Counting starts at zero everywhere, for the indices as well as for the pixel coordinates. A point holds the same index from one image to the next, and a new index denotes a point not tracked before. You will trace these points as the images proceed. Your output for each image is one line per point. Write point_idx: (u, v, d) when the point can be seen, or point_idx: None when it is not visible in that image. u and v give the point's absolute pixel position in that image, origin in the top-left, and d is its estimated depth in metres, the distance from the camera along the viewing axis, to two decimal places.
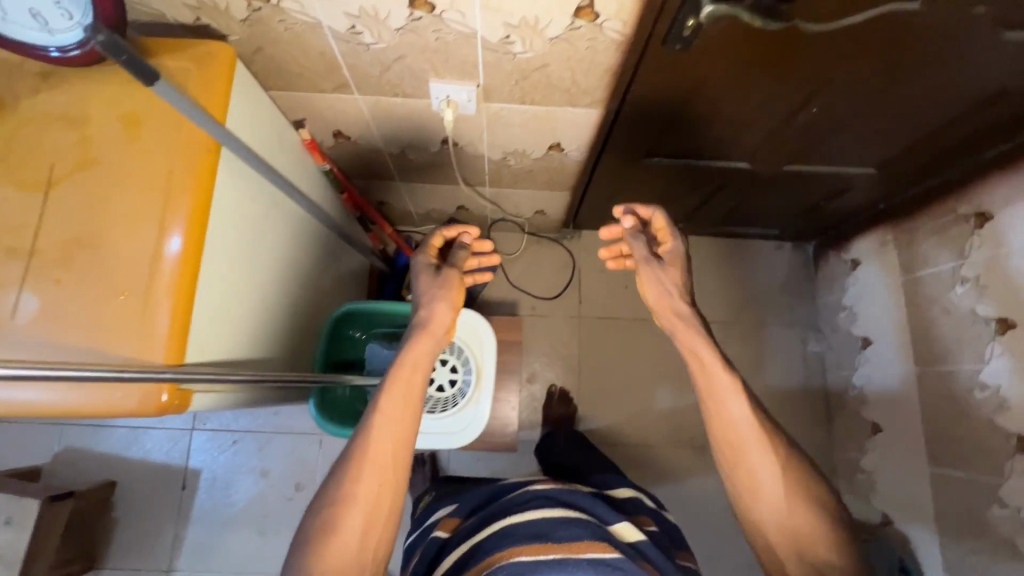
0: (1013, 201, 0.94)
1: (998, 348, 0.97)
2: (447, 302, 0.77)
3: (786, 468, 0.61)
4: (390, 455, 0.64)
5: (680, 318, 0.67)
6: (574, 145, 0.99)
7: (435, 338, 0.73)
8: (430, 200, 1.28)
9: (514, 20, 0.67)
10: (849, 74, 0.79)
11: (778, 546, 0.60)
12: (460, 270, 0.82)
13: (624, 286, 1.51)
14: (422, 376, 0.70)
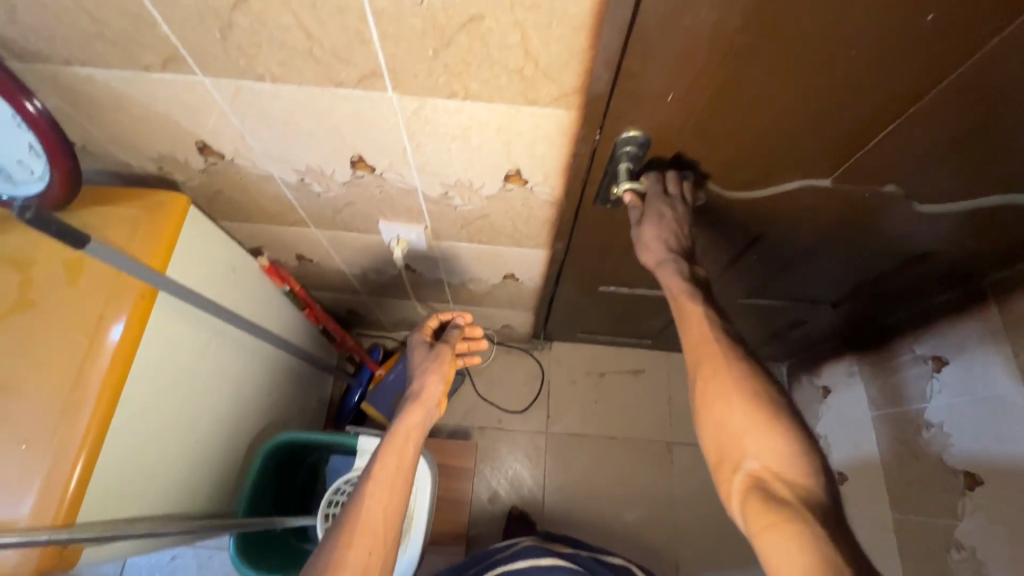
0: (966, 350, 0.93)
1: (969, 505, 0.92)
2: (436, 372, 0.79)
3: (743, 386, 0.51)
4: (381, 523, 0.59)
5: (662, 264, 0.58)
6: (528, 276, 1.02)
7: (426, 407, 0.74)
8: (397, 312, 1.30)
9: (450, 182, 0.71)
10: (781, 231, 0.82)
11: (732, 464, 0.48)
12: (451, 348, 0.85)
13: (594, 400, 1.48)
14: (415, 444, 0.69)
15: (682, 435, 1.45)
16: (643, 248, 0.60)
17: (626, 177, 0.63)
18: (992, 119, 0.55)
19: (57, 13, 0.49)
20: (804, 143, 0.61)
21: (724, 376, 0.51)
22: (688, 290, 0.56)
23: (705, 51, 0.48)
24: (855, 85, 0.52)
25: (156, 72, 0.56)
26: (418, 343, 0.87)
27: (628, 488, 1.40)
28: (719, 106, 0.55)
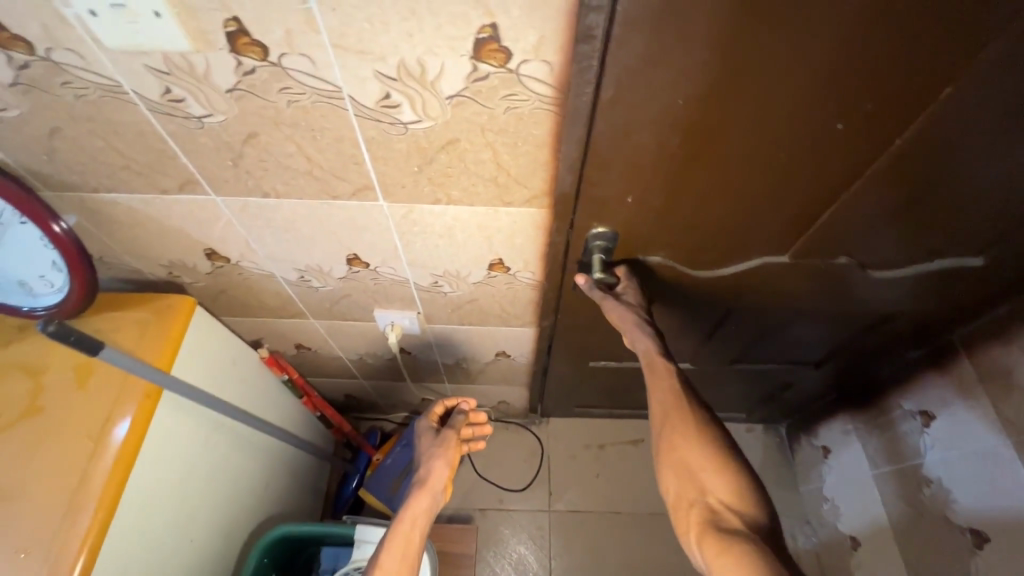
0: (949, 404, 0.95)
1: (981, 565, 0.91)
2: (441, 459, 0.82)
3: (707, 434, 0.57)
4: None
5: (633, 329, 0.66)
6: (519, 353, 1.06)
7: (432, 494, 0.78)
8: (394, 394, 1.32)
9: (439, 272, 0.77)
10: (751, 303, 0.87)
11: (689, 496, 0.55)
12: (457, 433, 0.88)
13: (596, 474, 1.46)
14: (419, 532, 0.74)
15: None
16: (616, 308, 0.68)
17: (599, 267, 0.69)
18: (917, 202, 0.61)
19: (91, 152, 0.57)
20: (756, 230, 0.67)
21: (687, 422, 0.58)
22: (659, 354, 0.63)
23: (651, 166, 0.55)
24: (790, 186, 0.59)
25: (173, 194, 0.63)
26: (423, 429, 0.89)
27: (638, 567, 1.34)
28: (672, 206, 0.61)
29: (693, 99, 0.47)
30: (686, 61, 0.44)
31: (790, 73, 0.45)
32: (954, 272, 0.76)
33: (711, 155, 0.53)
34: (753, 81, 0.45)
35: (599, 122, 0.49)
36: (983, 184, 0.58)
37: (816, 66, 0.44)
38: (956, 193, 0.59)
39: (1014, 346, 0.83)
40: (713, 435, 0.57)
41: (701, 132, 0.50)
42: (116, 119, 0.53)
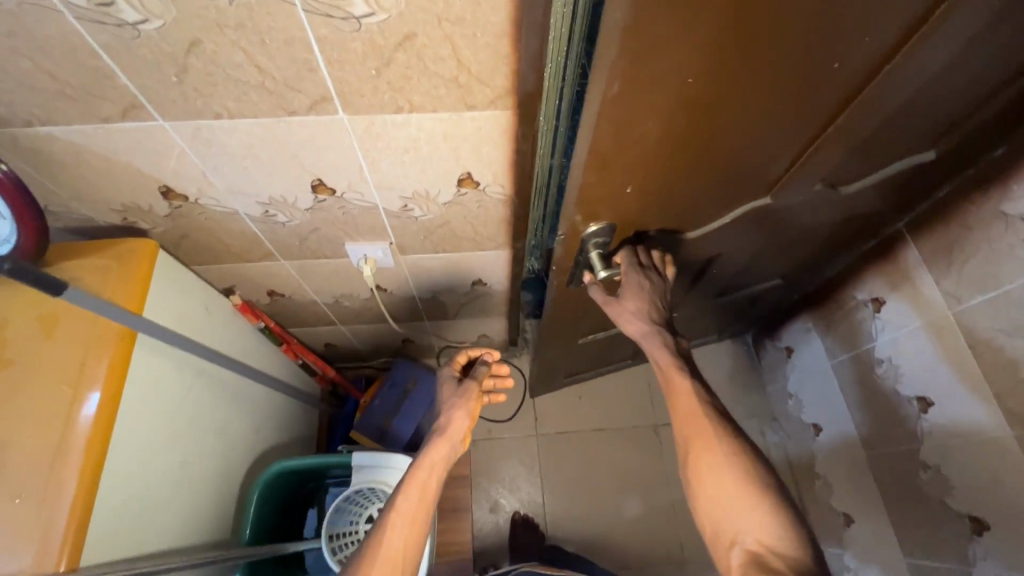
0: (896, 287, 1.02)
1: (927, 426, 0.99)
2: (462, 408, 0.84)
3: (736, 460, 0.59)
4: (398, 551, 0.68)
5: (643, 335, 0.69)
6: (495, 280, 1.07)
7: (449, 443, 0.80)
8: (373, 338, 1.32)
9: (408, 194, 0.76)
10: (735, 245, 0.90)
11: (724, 534, 0.57)
12: (479, 385, 0.88)
13: (578, 396, 1.53)
14: (434, 480, 0.76)
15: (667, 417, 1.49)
16: (627, 318, 0.70)
17: (601, 264, 0.72)
18: (895, 122, 0.64)
19: (17, 76, 0.53)
20: (747, 179, 0.69)
21: (712, 448, 0.60)
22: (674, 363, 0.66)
23: (657, 141, 0.55)
24: (782, 132, 0.60)
25: (117, 122, 0.60)
26: (446, 377, 0.90)
27: (624, 475, 1.44)
28: (678, 172, 0.62)
29: (700, 72, 0.47)
30: (693, 39, 0.43)
31: (790, 31, 0.44)
32: (908, 167, 0.80)
33: (712, 121, 0.54)
34: (759, 47, 0.45)
35: (603, 112, 0.48)
36: (951, 92, 0.61)
37: (820, 21, 0.44)
38: (928, 104, 0.62)
39: (955, 223, 0.89)
40: (744, 465, 0.58)
41: (706, 102, 0.50)
42: (40, 33, 0.49)
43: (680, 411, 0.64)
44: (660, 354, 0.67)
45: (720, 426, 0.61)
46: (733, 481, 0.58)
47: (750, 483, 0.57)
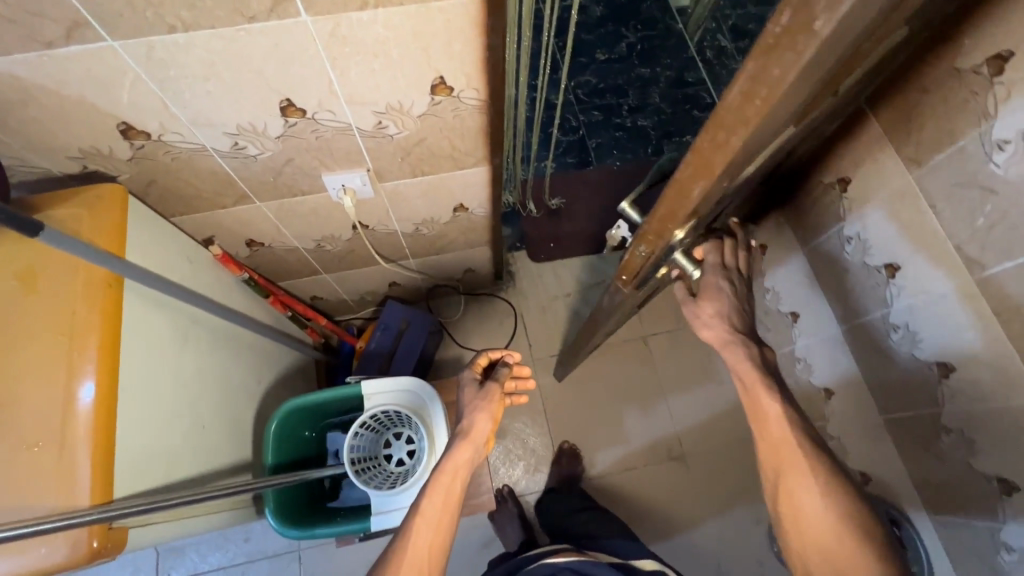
0: (860, 164, 1.06)
1: (895, 290, 1.05)
2: (486, 414, 0.82)
3: (830, 494, 0.66)
4: (424, 555, 0.71)
5: (727, 344, 0.73)
6: (477, 203, 1.07)
7: (472, 446, 0.78)
8: (360, 284, 1.32)
9: (381, 108, 0.75)
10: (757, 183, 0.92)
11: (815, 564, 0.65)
12: (502, 386, 0.90)
13: (568, 319, 1.57)
14: (459, 484, 0.76)
15: (654, 327, 1.55)
16: (704, 325, 0.75)
17: (689, 264, 0.74)
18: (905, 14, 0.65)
19: None
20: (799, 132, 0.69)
21: (802, 479, 0.67)
22: (757, 378, 0.70)
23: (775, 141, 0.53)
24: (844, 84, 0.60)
25: (62, 47, 0.56)
26: (468, 380, 0.92)
27: (620, 387, 1.50)
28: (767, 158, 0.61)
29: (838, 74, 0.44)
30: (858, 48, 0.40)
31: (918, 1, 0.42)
32: (884, 49, 0.81)
33: (817, 104, 0.52)
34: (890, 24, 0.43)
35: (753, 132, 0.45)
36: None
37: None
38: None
39: (915, 89, 0.92)
40: (837, 502, 0.65)
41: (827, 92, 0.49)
42: None
43: (768, 444, 0.69)
44: (738, 364, 0.72)
45: (812, 457, 0.67)
46: (826, 530, 0.65)
47: (843, 534, 0.64)
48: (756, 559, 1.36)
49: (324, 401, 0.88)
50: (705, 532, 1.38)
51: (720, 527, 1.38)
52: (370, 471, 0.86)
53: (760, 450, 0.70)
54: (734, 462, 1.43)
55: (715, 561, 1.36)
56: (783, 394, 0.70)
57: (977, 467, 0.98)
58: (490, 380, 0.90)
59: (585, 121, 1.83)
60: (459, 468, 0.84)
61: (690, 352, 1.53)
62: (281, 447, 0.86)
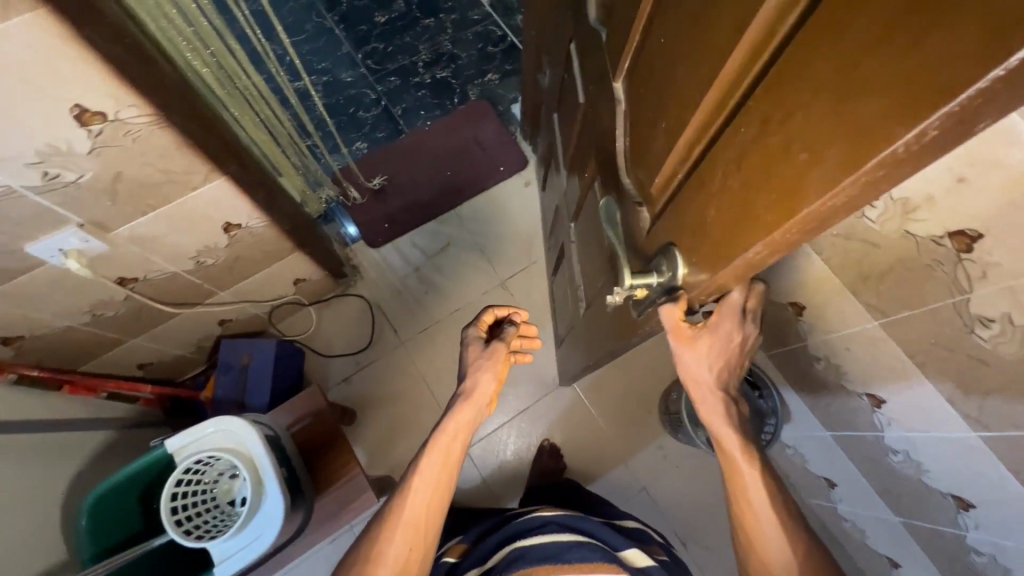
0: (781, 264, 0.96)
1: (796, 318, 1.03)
2: (490, 373, 0.89)
3: (792, 537, 0.72)
4: (421, 515, 0.80)
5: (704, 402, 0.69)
6: (246, 217, 1.01)
7: (475, 407, 0.87)
8: (183, 336, 1.23)
9: (33, 157, 0.67)
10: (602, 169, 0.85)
11: None
12: (506, 345, 0.92)
13: (425, 291, 1.55)
14: (459, 442, 0.85)
15: (510, 271, 1.57)
16: (693, 369, 0.67)
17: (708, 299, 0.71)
18: None
19: None
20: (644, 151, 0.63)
21: (767, 533, 0.72)
22: (739, 441, 0.70)
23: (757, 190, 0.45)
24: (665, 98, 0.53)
25: None
26: (472, 338, 0.94)
27: None
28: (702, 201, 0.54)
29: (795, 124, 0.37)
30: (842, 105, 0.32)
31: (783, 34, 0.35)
32: None
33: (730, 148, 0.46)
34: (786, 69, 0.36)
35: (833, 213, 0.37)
36: None
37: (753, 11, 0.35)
38: None
39: None
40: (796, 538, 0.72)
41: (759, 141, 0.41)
42: None
43: (743, 500, 0.73)
44: (723, 429, 0.70)
45: (781, 510, 0.72)
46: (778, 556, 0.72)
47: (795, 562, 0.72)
48: (660, 447, 1.44)
49: (164, 461, 0.87)
50: (611, 441, 1.45)
51: (621, 431, 1.45)
52: (222, 519, 0.85)
53: (733, 502, 0.74)
54: (619, 368, 1.50)
55: (624, 462, 1.43)
56: (759, 457, 0.73)
57: (776, 300, 1.06)
58: (496, 341, 0.92)
59: (384, 90, 1.77)
60: (460, 428, 0.86)
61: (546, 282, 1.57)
62: (109, 533, 0.82)
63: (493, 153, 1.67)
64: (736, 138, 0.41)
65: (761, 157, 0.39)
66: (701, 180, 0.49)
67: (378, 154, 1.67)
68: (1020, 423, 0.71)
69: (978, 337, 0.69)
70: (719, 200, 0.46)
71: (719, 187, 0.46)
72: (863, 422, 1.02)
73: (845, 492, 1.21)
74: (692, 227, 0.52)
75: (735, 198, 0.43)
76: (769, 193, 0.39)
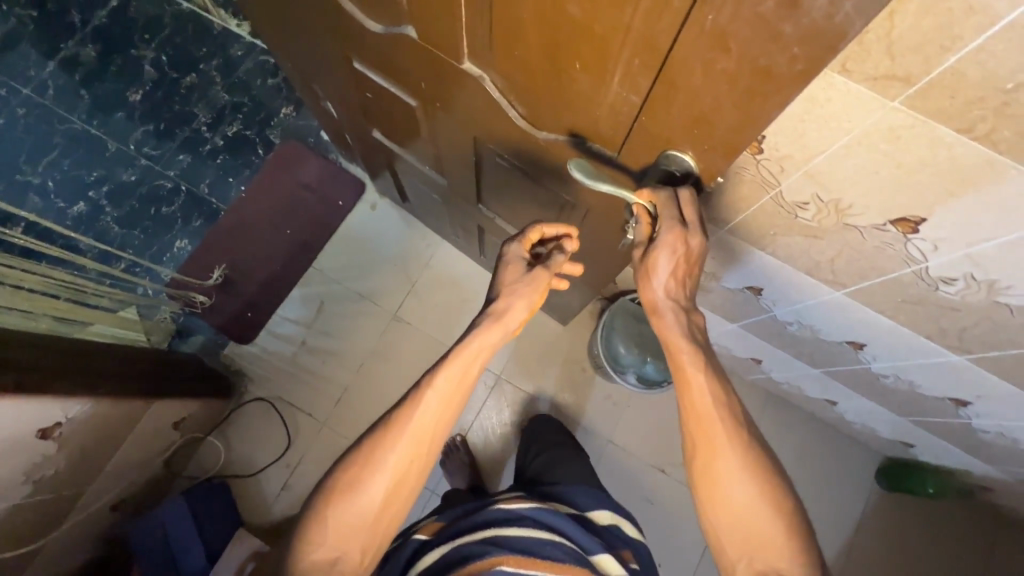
0: (741, 270, 0.93)
1: (768, 300, 0.98)
2: (524, 300, 0.76)
3: (749, 461, 0.71)
4: (428, 432, 0.70)
5: (659, 309, 0.76)
6: (59, 411, 0.86)
7: (502, 330, 0.74)
8: (73, 543, 1.08)
9: None
10: (509, 142, 0.91)
11: (730, 539, 0.70)
12: (549, 271, 0.79)
13: (323, 360, 1.44)
14: (479, 363, 0.73)
15: (396, 300, 1.49)
16: (649, 282, 0.76)
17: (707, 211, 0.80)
18: None
19: None
20: (580, 101, 0.69)
21: (717, 448, 0.71)
22: (689, 348, 0.74)
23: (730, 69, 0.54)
24: (593, 50, 0.59)
25: None
26: (514, 257, 0.80)
27: (411, 375, 1.44)
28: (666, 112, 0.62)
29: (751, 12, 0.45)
30: None
31: None
32: None
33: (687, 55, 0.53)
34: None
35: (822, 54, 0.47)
36: None
37: None
38: None
39: None
40: (761, 479, 0.70)
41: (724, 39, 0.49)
42: None
43: (694, 413, 0.73)
44: (673, 331, 0.75)
45: (737, 427, 0.72)
46: (743, 497, 0.70)
47: (759, 497, 0.70)
48: (607, 397, 1.46)
49: None
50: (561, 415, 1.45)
51: (567, 400, 1.46)
52: None
53: (685, 415, 0.74)
54: (539, 343, 1.48)
55: (580, 427, 1.44)
56: (711, 370, 0.73)
57: None
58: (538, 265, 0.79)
59: (178, 173, 1.56)
60: (482, 349, 0.74)
61: (436, 295, 1.50)
62: None
63: (325, 191, 1.54)
64: (709, 29, 0.49)
65: (760, 28, 0.46)
66: (679, 79, 0.56)
67: (205, 242, 1.50)
68: (866, 273, 0.74)
69: (803, 220, 0.71)
70: (714, 90, 0.55)
71: (709, 74, 0.53)
72: (755, 309, 1.05)
73: (771, 364, 1.27)
74: (692, 118, 0.60)
75: (741, 72, 0.51)
76: (784, 48, 0.47)
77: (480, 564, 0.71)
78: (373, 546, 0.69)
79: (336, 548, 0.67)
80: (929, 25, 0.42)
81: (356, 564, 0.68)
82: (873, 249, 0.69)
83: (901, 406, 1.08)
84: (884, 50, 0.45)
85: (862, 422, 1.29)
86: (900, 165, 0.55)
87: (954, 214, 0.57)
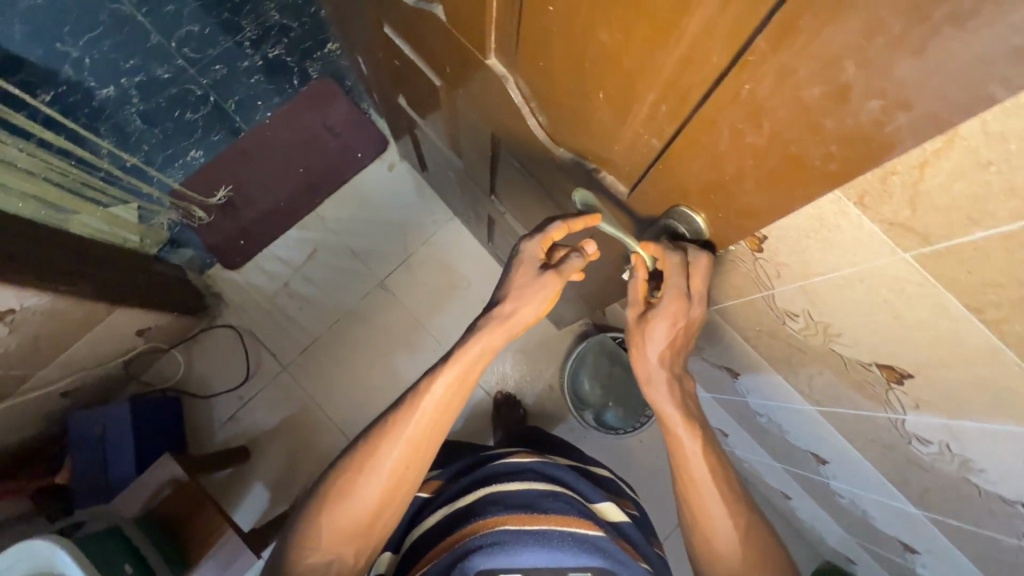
0: (723, 350, 0.87)
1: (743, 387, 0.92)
2: (535, 305, 0.65)
3: (744, 530, 0.68)
4: (423, 438, 0.66)
5: (651, 383, 0.70)
6: (14, 299, 0.87)
7: (509, 331, 0.66)
8: (16, 421, 1.11)
9: None
10: (517, 144, 0.81)
11: None
12: (564, 275, 0.65)
13: (300, 307, 1.44)
14: (483, 368, 0.67)
15: (386, 268, 1.46)
16: (645, 349, 0.69)
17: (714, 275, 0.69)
18: None
19: None
20: (595, 126, 0.58)
21: (709, 517, 0.68)
22: (681, 422, 0.69)
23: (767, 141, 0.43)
24: (615, 79, 0.49)
25: None
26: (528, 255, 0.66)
27: (382, 345, 1.43)
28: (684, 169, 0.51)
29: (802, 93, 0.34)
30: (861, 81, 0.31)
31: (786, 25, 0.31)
32: None
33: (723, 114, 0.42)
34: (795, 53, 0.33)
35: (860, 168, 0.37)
36: None
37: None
38: None
39: None
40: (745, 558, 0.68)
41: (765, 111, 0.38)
42: None
43: (686, 477, 0.69)
44: (665, 408, 0.69)
45: (730, 502, 0.68)
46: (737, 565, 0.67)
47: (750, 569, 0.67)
48: None
49: None
50: None
51: None
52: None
53: (678, 480, 0.70)
54: None
55: None
56: (705, 443, 0.69)
57: None
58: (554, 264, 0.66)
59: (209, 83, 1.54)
60: (485, 352, 0.66)
61: (427, 273, 1.47)
62: None
63: (347, 139, 1.51)
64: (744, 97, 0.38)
65: (798, 120, 0.36)
66: (701, 138, 0.45)
67: (219, 160, 1.48)
68: (842, 401, 0.68)
69: (790, 329, 0.65)
70: (736, 165, 0.44)
71: (733, 145, 0.42)
72: (730, 389, 0.99)
73: (735, 441, 1.22)
74: (706, 186, 0.49)
75: (770, 152, 0.40)
76: (821, 142, 0.36)
77: (481, 523, 0.67)
78: (371, 546, 0.68)
79: (334, 548, 0.65)
80: (963, 191, 0.35)
81: (352, 563, 0.66)
82: (853, 382, 0.63)
83: (852, 526, 1.02)
84: (907, 199, 0.39)
85: (813, 524, 1.23)
86: (899, 316, 0.49)
87: (943, 382, 0.51)
